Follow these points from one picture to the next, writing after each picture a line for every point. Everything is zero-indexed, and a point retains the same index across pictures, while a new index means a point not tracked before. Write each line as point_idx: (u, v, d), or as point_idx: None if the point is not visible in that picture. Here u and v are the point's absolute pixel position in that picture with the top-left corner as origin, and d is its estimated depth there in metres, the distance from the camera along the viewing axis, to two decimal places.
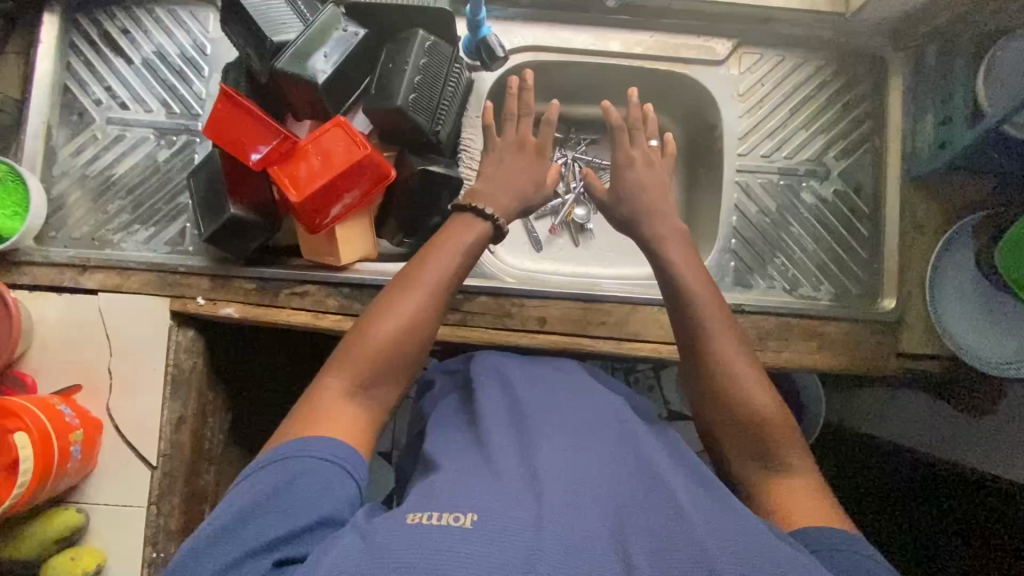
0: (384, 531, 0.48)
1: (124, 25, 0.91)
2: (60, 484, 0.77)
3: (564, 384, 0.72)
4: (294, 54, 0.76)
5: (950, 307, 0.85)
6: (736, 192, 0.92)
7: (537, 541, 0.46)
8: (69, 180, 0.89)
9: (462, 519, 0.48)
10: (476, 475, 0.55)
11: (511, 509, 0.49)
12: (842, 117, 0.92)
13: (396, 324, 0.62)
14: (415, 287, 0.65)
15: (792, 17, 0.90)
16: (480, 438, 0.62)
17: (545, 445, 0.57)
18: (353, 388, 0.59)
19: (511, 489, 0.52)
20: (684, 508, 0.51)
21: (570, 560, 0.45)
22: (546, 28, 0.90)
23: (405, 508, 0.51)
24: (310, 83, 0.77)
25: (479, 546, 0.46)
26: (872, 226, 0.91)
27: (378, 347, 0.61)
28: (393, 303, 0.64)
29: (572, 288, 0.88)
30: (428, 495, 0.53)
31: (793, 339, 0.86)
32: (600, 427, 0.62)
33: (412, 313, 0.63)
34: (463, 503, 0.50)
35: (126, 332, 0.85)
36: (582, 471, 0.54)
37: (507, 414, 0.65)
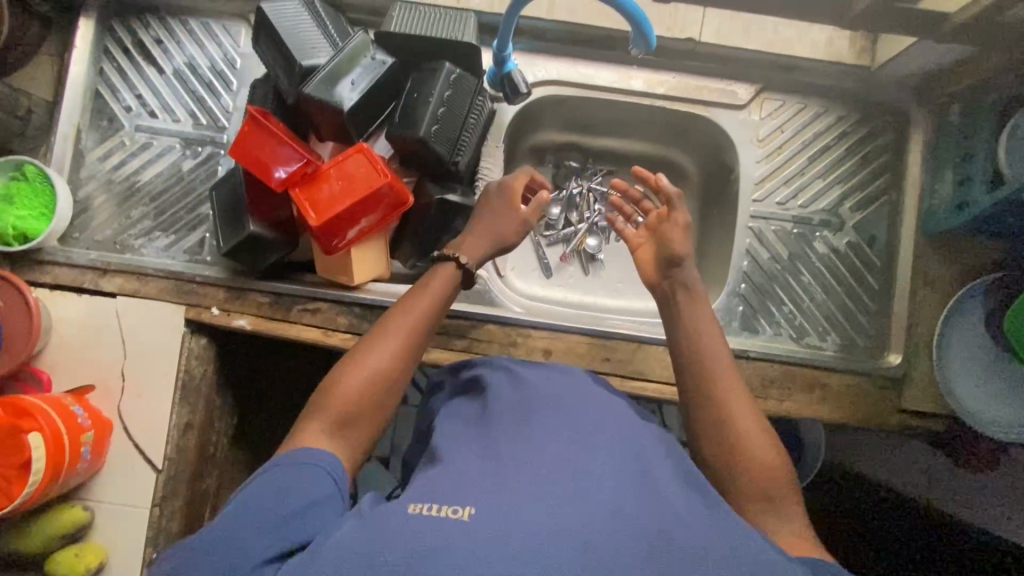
0: (387, 518, 0.49)
1: (158, 35, 0.93)
2: (69, 482, 0.79)
3: (566, 373, 0.72)
4: (322, 80, 0.78)
5: (954, 366, 0.85)
6: (749, 237, 0.92)
7: (532, 536, 0.47)
8: (95, 183, 0.91)
9: (460, 512, 0.49)
10: (476, 462, 0.56)
11: (509, 502, 0.50)
12: (860, 168, 0.92)
13: (371, 367, 0.64)
14: (392, 331, 0.67)
15: (812, 66, 0.92)
16: (484, 427, 0.63)
17: (548, 437, 0.58)
18: (330, 431, 0.60)
19: (509, 482, 0.52)
20: (679, 512, 0.51)
21: (565, 556, 0.46)
22: (570, 63, 0.91)
23: (407, 497, 0.52)
24: (336, 109, 0.79)
25: (477, 538, 0.47)
26: (883, 279, 0.91)
27: (357, 388, 0.62)
28: (374, 344, 0.66)
29: (579, 322, 0.89)
30: (427, 487, 0.53)
31: (795, 388, 0.87)
32: (605, 421, 0.62)
33: (391, 357, 0.65)
34: (463, 496, 0.51)
35: (141, 336, 0.87)
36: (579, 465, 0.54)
37: (509, 402, 0.66)
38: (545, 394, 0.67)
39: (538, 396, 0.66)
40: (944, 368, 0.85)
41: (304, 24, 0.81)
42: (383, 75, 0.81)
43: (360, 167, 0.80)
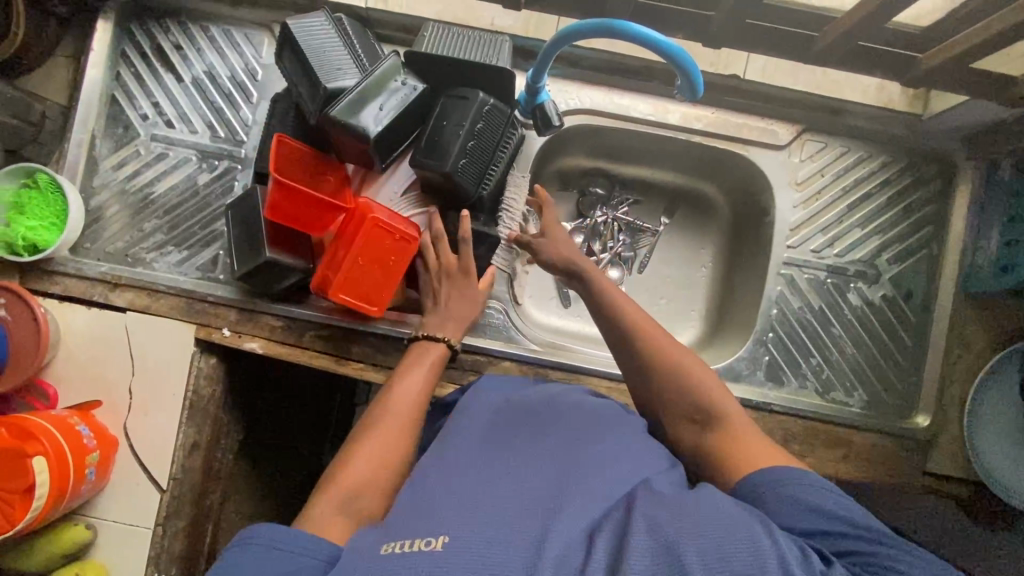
0: (361, 561, 0.48)
1: (178, 41, 0.90)
2: (72, 502, 0.78)
3: (552, 390, 0.72)
4: (348, 104, 0.74)
5: (983, 425, 0.82)
6: (780, 284, 0.89)
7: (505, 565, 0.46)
8: (108, 193, 0.88)
9: (433, 542, 0.48)
10: (448, 485, 0.54)
11: (481, 527, 0.49)
12: (900, 218, 0.88)
13: (382, 443, 0.63)
14: (391, 413, 0.67)
15: (861, 110, 0.87)
16: (462, 443, 0.61)
17: (521, 463, 0.57)
18: (342, 503, 0.57)
19: (482, 505, 0.51)
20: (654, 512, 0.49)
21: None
22: (606, 93, 0.87)
23: (382, 534, 0.51)
24: (362, 135, 0.76)
25: (448, 569, 0.45)
26: (916, 335, 0.87)
27: (363, 475, 0.60)
28: (379, 427, 0.65)
29: (599, 364, 0.87)
30: (400, 519, 0.52)
31: (817, 445, 0.84)
32: (588, 431, 0.61)
33: (396, 441, 0.64)
34: (435, 524, 0.50)
35: (149, 354, 0.85)
36: (552, 490, 0.53)
37: (489, 425, 0.64)
38: (524, 416, 0.66)
39: (519, 418, 0.65)
40: (973, 426, 0.82)
41: (331, 43, 0.78)
42: (413, 102, 0.77)
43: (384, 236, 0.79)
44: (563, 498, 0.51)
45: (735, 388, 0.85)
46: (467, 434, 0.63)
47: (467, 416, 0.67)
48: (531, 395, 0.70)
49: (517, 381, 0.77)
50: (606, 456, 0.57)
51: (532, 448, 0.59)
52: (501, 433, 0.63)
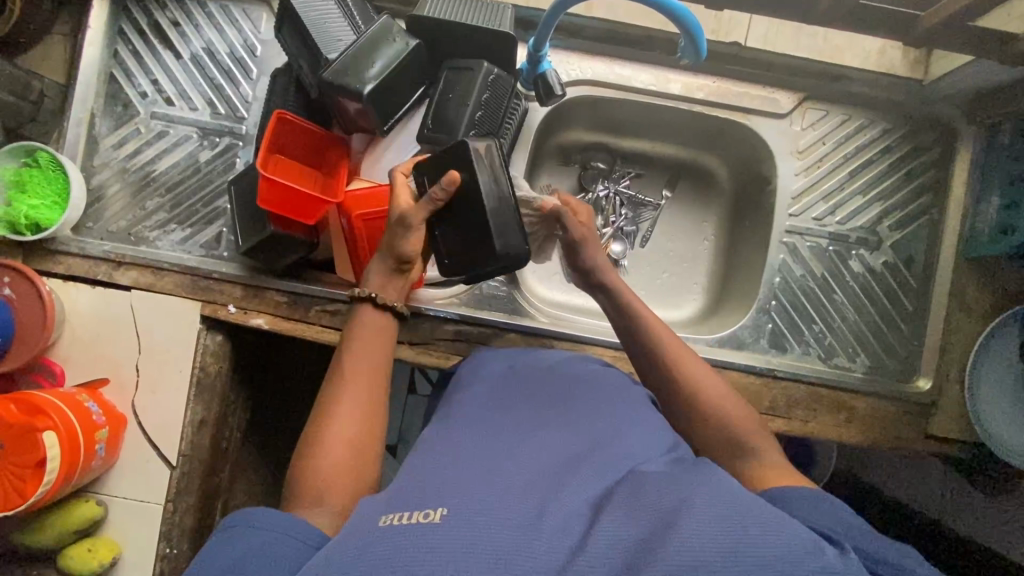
0: (359, 535, 0.47)
1: (175, 17, 0.89)
2: (83, 479, 0.78)
3: (552, 371, 0.70)
4: (339, 63, 0.74)
5: (984, 389, 0.83)
6: (782, 252, 0.89)
7: (501, 537, 0.44)
8: (109, 172, 0.88)
9: (430, 516, 0.46)
10: (450, 467, 0.53)
11: (477, 501, 0.47)
12: (901, 184, 0.89)
13: (353, 426, 0.61)
14: (343, 402, 0.62)
15: (863, 77, 0.88)
16: (462, 427, 0.61)
17: (520, 446, 0.56)
18: (320, 493, 0.56)
19: (479, 482, 0.50)
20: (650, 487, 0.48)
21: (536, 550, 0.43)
22: (608, 63, 0.87)
23: (384, 505, 0.50)
24: (356, 94, 0.75)
25: (443, 539, 0.44)
26: (918, 301, 0.88)
27: (335, 464, 0.58)
28: (331, 418, 0.61)
29: (605, 335, 0.87)
30: (404, 494, 0.51)
31: (820, 410, 0.85)
32: (587, 417, 0.61)
33: (353, 425, 0.61)
34: (433, 499, 0.48)
35: (155, 332, 0.85)
36: (556, 474, 0.52)
37: (491, 412, 0.63)
38: (521, 401, 0.65)
39: (517, 403, 0.64)
40: (974, 389, 0.83)
41: (331, 14, 0.77)
42: (406, 57, 0.76)
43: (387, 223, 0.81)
44: (568, 482, 0.50)
45: (739, 355, 0.86)
46: (464, 419, 0.62)
47: (467, 404, 0.65)
48: (529, 377, 0.69)
49: (516, 355, 0.76)
50: (607, 441, 0.56)
51: (533, 435, 0.58)
52: (500, 418, 0.62)
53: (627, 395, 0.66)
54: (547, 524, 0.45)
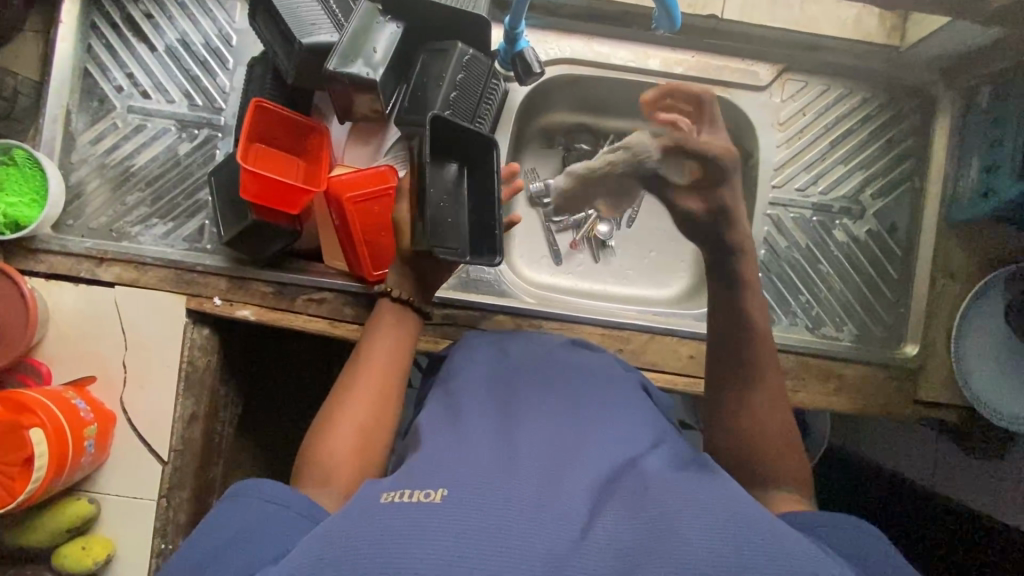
0: (360, 510, 0.46)
1: (148, 10, 0.88)
2: (73, 476, 0.78)
3: (552, 355, 0.71)
4: (341, 56, 0.74)
5: (968, 354, 0.84)
6: (767, 225, 0.89)
7: (506, 518, 0.44)
8: (87, 168, 0.87)
9: (433, 494, 0.46)
10: (453, 452, 0.53)
11: (481, 482, 0.47)
12: (881, 153, 0.90)
13: (366, 409, 0.64)
14: (357, 388, 0.66)
15: (840, 47, 0.88)
16: (464, 411, 0.60)
17: (523, 429, 0.56)
18: (329, 471, 0.59)
19: (481, 464, 0.50)
20: (653, 483, 0.48)
21: (541, 534, 0.43)
22: (586, 41, 0.87)
23: (384, 486, 0.50)
24: (367, 85, 0.76)
25: (448, 518, 0.43)
26: (902, 268, 0.89)
27: (345, 443, 0.61)
28: (345, 403, 0.64)
29: (593, 314, 0.87)
30: (405, 477, 0.51)
31: (810, 379, 0.85)
32: (590, 403, 0.61)
33: (365, 409, 0.64)
34: (436, 480, 0.48)
35: (141, 327, 0.84)
36: (560, 456, 0.52)
37: (495, 400, 0.62)
38: (521, 384, 0.65)
39: (519, 387, 0.64)
40: (959, 354, 0.84)
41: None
42: (399, 41, 0.77)
43: (377, 206, 0.81)
44: (572, 469, 0.50)
45: None
46: (465, 404, 0.62)
47: (468, 390, 0.65)
48: (531, 362, 0.69)
49: (515, 338, 0.76)
50: (609, 431, 0.56)
51: (539, 420, 0.58)
52: (501, 403, 0.62)
53: (629, 386, 0.68)
54: (550, 507, 0.45)
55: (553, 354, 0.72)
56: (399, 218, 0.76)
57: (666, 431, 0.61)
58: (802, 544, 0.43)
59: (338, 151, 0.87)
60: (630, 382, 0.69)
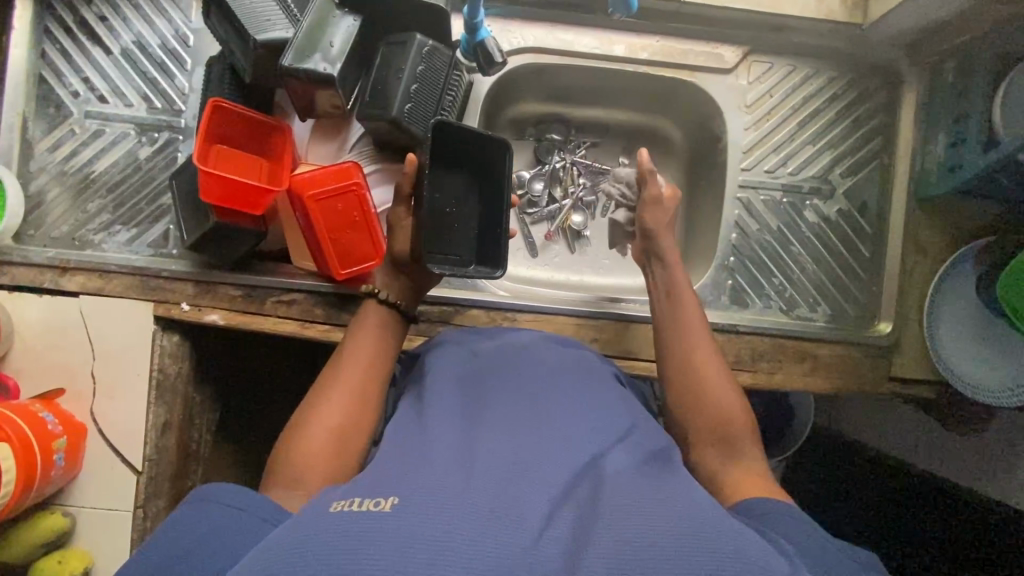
0: (310, 517, 0.44)
1: (102, 12, 0.87)
2: (44, 490, 0.77)
3: (522, 353, 0.69)
4: (296, 51, 0.73)
5: (944, 330, 0.84)
6: (737, 209, 0.89)
7: (459, 525, 0.42)
8: (47, 176, 0.85)
9: (382, 503, 0.44)
10: (412, 456, 0.51)
11: (436, 488, 0.45)
12: (849, 131, 0.90)
13: (341, 412, 0.63)
14: (335, 392, 0.64)
15: (806, 26, 0.87)
16: (427, 414, 0.58)
17: (486, 430, 0.53)
18: (298, 474, 0.57)
19: (438, 470, 0.48)
20: (615, 491, 0.47)
21: (495, 542, 0.41)
22: (549, 29, 0.86)
23: (336, 494, 0.47)
24: (325, 80, 0.74)
25: (398, 526, 0.41)
26: (874, 247, 0.89)
27: (317, 447, 0.59)
28: (320, 405, 0.63)
29: (568, 304, 0.87)
30: (359, 484, 0.48)
31: (786, 361, 0.85)
32: (558, 400, 0.59)
33: (342, 413, 0.63)
34: (389, 487, 0.46)
35: (107, 335, 0.82)
36: (522, 459, 0.49)
37: (460, 401, 0.60)
38: (488, 383, 0.63)
39: (486, 387, 0.62)
40: (931, 333, 0.84)
41: None
42: (356, 35, 0.75)
43: (341, 204, 0.79)
44: (532, 473, 0.48)
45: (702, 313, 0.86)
46: (429, 407, 0.60)
47: (432, 391, 0.63)
48: (499, 360, 0.67)
49: (485, 338, 0.74)
50: (575, 428, 0.55)
51: (505, 418, 0.55)
52: (466, 404, 0.60)
53: (602, 382, 0.66)
54: (507, 514, 0.43)
55: (524, 352, 0.70)
56: (397, 224, 0.76)
57: (635, 422, 0.60)
58: (766, 556, 0.42)
59: (302, 149, 0.86)
60: (605, 380, 0.68)
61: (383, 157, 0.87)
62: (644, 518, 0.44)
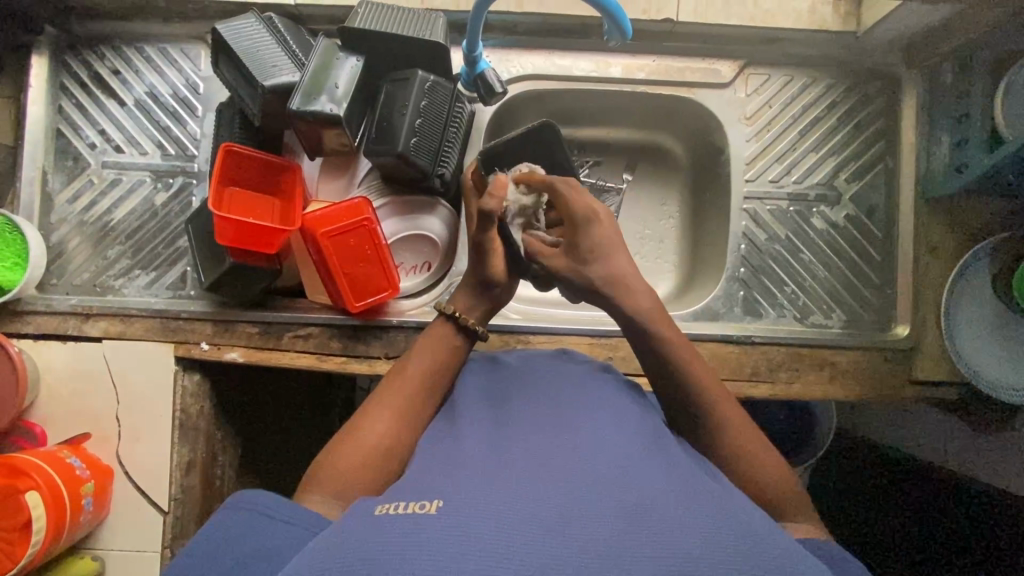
0: (354, 523, 0.45)
1: (115, 66, 0.90)
2: (73, 535, 0.78)
3: (549, 360, 0.70)
4: (303, 93, 0.75)
5: (970, 348, 0.82)
6: (744, 219, 0.90)
7: (504, 529, 0.42)
8: (68, 227, 0.88)
9: (427, 507, 0.45)
10: (448, 464, 0.52)
11: (479, 494, 0.46)
12: (852, 136, 0.90)
13: (385, 428, 0.62)
14: (384, 406, 0.64)
15: (801, 37, 0.88)
16: (461, 425, 0.60)
17: (522, 434, 0.54)
18: (336, 487, 0.58)
19: (476, 476, 0.49)
20: (653, 492, 0.47)
21: (540, 542, 0.41)
22: (546, 56, 0.88)
23: (377, 501, 0.49)
24: (333, 120, 0.76)
25: (444, 527, 0.42)
26: (885, 250, 0.89)
27: (355, 463, 0.59)
28: (366, 419, 0.63)
29: (581, 323, 0.87)
30: (400, 490, 0.50)
31: (803, 370, 0.85)
32: (588, 402, 0.60)
33: (386, 432, 0.62)
34: (431, 493, 0.47)
35: (130, 377, 0.84)
36: (560, 458, 0.50)
37: (489, 409, 0.61)
38: (517, 387, 0.64)
39: (517, 391, 0.63)
40: (959, 353, 0.82)
41: (263, 42, 0.77)
42: (360, 74, 0.78)
43: (353, 238, 0.81)
44: (573, 475, 0.48)
45: (715, 326, 0.87)
46: (460, 419, 0.61)
47: (461, 403, 0.64)
48: (528, 368, 0.68)
49: (517, 351, 0.75)
50: (605, 429, 0.55)
51: (538, 424, 0.56)
52: (498, 410, 0.61)
53: (624, 387, 0.67)
54: (550, 512, 0.44)
55: (552, 360, 0.71)
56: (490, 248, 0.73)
57: (663, 430, 0.60)
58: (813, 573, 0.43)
59: (311, 186, 0.88)
60: (627, 386, 0.68)
61: (391, 190, 0.89)
62: (689, 526, 0.44)
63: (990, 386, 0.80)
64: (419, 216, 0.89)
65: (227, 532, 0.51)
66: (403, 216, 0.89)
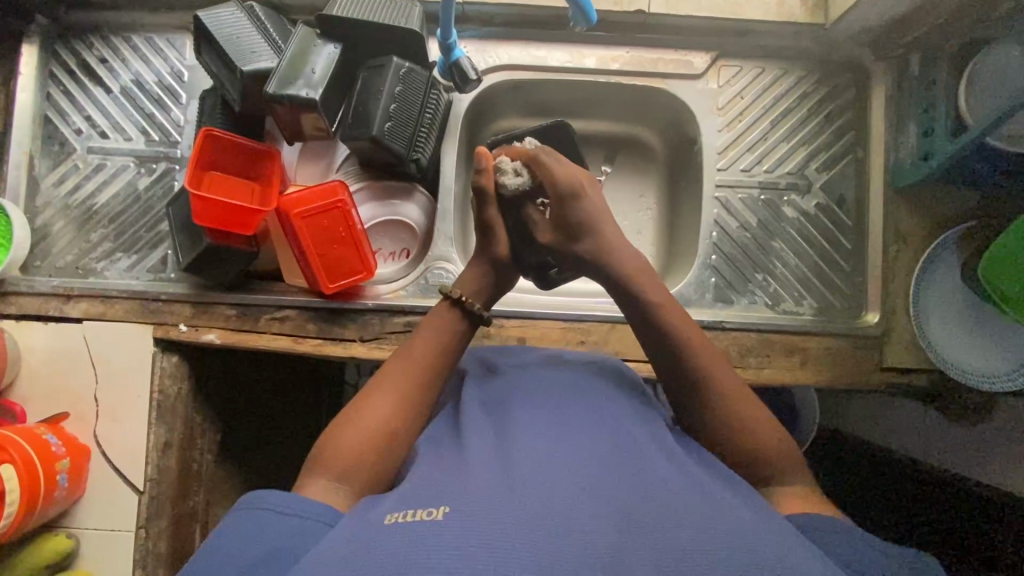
0: (362, 532, 0.45)
1: (102, 54, 0.92)
2: (48, 512, 0.79)
3: (545, 366, 0.70)
4: (280, 78, 0.77)
5: (943, 336, 0.83)
6: (716, 207, 0.91)
7: (514, 538, 0.42)
8: (53, 211, 0.90)
9: (434, 512, 0.45)
10: (452, 467, 0.52)
11: (486, 500, 0.45)
12: (823, 126, 0.92)
13: (386, 412, 0.62)
14: (386, 390, 0.64)
15: (769, 29, 0.90)
16: (460, 429, 0.60)
17: (525, 437, 0.54)
18: (340, 475, 0.57)
19: (480, 479, 0.48)
20: (656, 493, 0.47)
21: (552, 550, 0.41)
22: (522, 46, 0.90)
23: (384, 507, 0.48)
24: (310, 104, 0.78)
25: (454, 534, 0.42)
26: (856, 239, 0.90)
27: (358, 448, 0.59)
28: (368, 403, 0.62)
29: (554, 309, 0.88)
30: (404, 494, 0.49)
31: (774, 355, 0.86)
32: (586, 408, 0.60)
33: (389, 416, 0.62)
34: (435, 498, 0.47)
35: (110, 358, 0.85)
36: (564, 462, 0.50)
37: (488, 414, 0.61)
38: (516, 393, 0.64)
39: (515, 396, 0.63)
40: (931, 341, 0.83)
41: (243, 30, 0.80)
42: (338, 61, 0.80)
43: (327, 220, 0.83)
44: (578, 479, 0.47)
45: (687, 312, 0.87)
46: (460, 424, 0.61)
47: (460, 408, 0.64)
48: (527, 373, 0.69)
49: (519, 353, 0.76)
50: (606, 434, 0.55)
51: (540, 427, 0.56)
52: (496, 416, 0.61)
53: (620, 391, 0.67)
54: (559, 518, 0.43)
55: (550, 365, 0.71)
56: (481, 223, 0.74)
57: (660, 430, 0.60)
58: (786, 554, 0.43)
59: (289, 172, 0.90)
60: (619, 388, 0.68)
61: (369, 175, 0.91)
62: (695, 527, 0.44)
63: (985, 380, 0.79)
64: (397, 203, 0.91)
65: (232, 529, 0.52)
66: (380, 202, 0.91)
